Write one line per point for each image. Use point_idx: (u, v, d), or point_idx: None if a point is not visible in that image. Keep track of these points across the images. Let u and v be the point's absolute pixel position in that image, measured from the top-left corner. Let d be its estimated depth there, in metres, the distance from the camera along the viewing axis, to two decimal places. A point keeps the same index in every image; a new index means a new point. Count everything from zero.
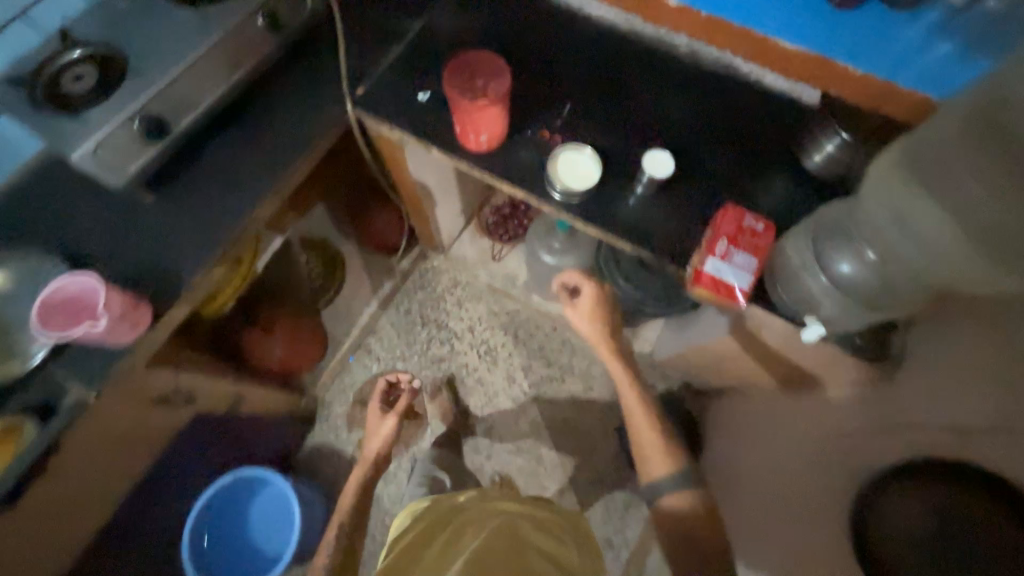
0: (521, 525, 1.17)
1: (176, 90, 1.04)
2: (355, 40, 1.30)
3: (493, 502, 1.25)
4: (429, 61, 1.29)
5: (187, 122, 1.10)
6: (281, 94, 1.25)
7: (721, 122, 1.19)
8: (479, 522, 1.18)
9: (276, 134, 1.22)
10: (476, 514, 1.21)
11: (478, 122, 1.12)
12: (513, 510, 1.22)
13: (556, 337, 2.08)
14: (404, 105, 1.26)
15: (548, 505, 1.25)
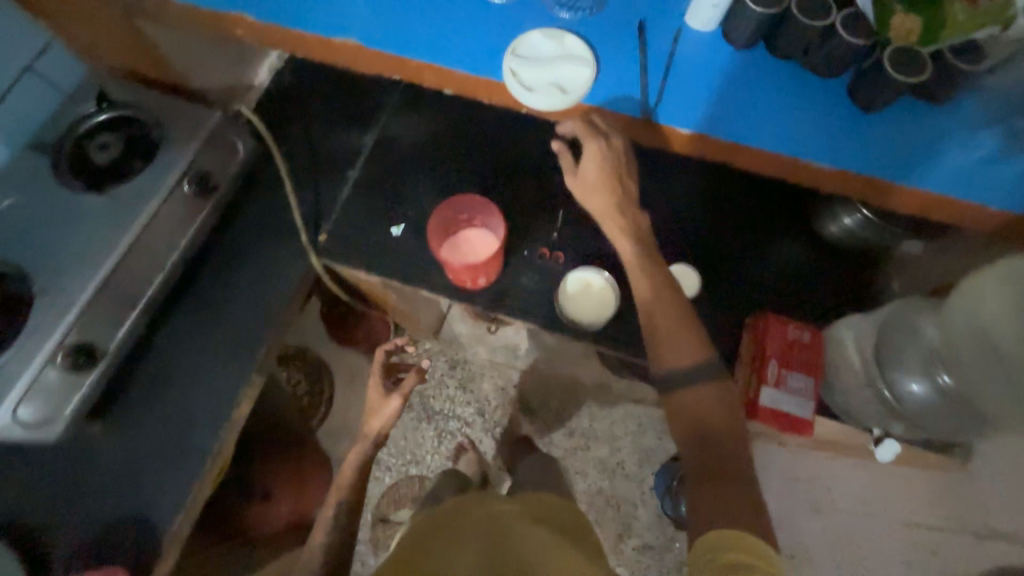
0: (520, 514, 0.83)
1: (97, 307, 0.87)
2: (305, 175, 1.13)
3: (492, 498, 0.89)
4: (393, 186, 1.13)
5: (119, 335, 0.91)
6: (231, 258, 1.07)
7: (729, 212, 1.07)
8: (483, 520, 0.82)
9: (233, 310, 1.05)
10: (476, 502, 0.87)
11: (481, 272, 0.97)
12: (511, 502, 0.87)
13: (573, 408, 1.90)
14: (375, 242, 1.09)
15: (559, 505, 0.89)
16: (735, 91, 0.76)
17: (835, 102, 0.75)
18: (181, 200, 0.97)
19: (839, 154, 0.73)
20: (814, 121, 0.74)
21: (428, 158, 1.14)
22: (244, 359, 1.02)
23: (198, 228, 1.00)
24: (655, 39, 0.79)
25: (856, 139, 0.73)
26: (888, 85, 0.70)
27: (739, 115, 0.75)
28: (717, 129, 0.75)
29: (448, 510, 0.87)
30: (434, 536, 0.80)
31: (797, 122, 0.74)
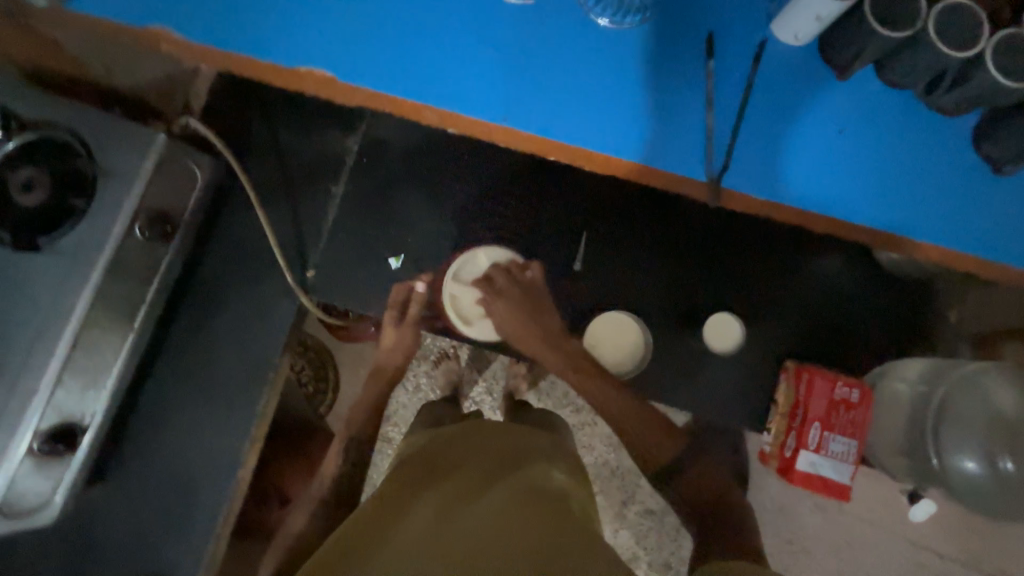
0: (531, 449, 0.69)
1: (67, 380, 0.76)
2: (281, 193, 0.95)
3: (496, 427, 0.73)
4: (384, 203, 0.95)
5: (100, 402, 0.82)
6: (209, 298, 0.94)
7: (752, 267, 0.93)
8: (469, 432, 0.72)
9: (220, 354, 0.94)
10: (481, 431, 0.72)
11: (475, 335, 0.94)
12: (529, 437, 0.72)
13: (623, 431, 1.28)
14: (371, 275, 0.95)
15: (564, 445, 0.77)
16: (828, 134, 0.62)
17: (947, 152, 0.62)
18: (136, 246, 0.81)
19: (935, 223, 0.62)
20: (916, 176, 0.62)
21: (426, 168, 0.95)
22: (238, 416, 0.93)
23: (163, 274, 0.87)
24: (726, 68, 0.62)
25: (961, 202, 0.62)
26: (1020, 146, 0.58)
27: (826, 167, 0.62)
28: (797, 185, 0.62)
29: (443, 438, 0.71)
30: (426, 469, 0.64)
31: (895, 177, 0.62)
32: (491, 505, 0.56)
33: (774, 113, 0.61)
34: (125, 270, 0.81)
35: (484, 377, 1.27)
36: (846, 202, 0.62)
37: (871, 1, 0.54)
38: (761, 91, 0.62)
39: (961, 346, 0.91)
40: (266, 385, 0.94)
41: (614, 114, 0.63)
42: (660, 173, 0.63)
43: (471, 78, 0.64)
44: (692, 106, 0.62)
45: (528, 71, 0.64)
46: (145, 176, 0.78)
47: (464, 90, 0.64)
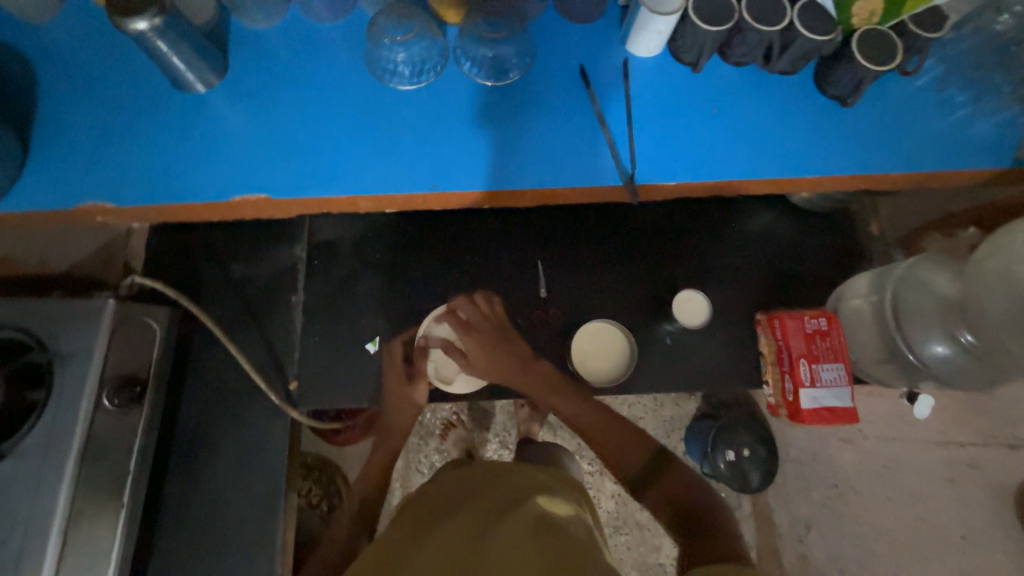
0: (523, 482, 0.73)
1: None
2: (244, 319, 0.96)
3: (491, 472, 0.78)
4: (346, 295, 0.97)
5: None
6: (198, 445, 0.91)
7: (696, 242, 1.01)
8: (466, 476, 0.78)
9: (220, 497, 0.90)
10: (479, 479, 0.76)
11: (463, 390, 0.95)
12: (527, 473, 0.76)
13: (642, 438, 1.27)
14: (354, 368, 0.95)
15: (561, 474, 0.81)
16: (706, 116, 0.72)
17: (802, 100, 0.73)
18: (109, 417, 0.78)
19: (818, 160, 0.72)
20: (786, 127, 0.72)
21: (377, 252, 0.99)
22: (259, 558, 0.87)
23: (144, 438, 0.83)
24: (604, 89, 0.72)
25: (830, 137, 0.72)
26: (852, 80, 0.69)
27: (715, 141, 0.71)
28: (697, 162, 0.71)
29: (447, 494, 0.76)
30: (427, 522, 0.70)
31: (770, 133, 0.72)
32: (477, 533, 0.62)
33: (656, 113, 0.71)
34: (104, 445, 0.78)
35: (495, 431, 1.25)
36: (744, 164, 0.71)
37: (693, 9, 0.66)
38: (639, 99, 0.72)
39: (894, 252, 1.01)
40: (278, 514, 0.89)
41: (527, 154, 0.70)
42: (583, 189, 0.71)
43: (393, 163, 0.70)
44: (589, 127, 0.71)
45: (442, 141, 0.71)
46: (100, 346, 0.78)
47: (392, 174, 0.70)
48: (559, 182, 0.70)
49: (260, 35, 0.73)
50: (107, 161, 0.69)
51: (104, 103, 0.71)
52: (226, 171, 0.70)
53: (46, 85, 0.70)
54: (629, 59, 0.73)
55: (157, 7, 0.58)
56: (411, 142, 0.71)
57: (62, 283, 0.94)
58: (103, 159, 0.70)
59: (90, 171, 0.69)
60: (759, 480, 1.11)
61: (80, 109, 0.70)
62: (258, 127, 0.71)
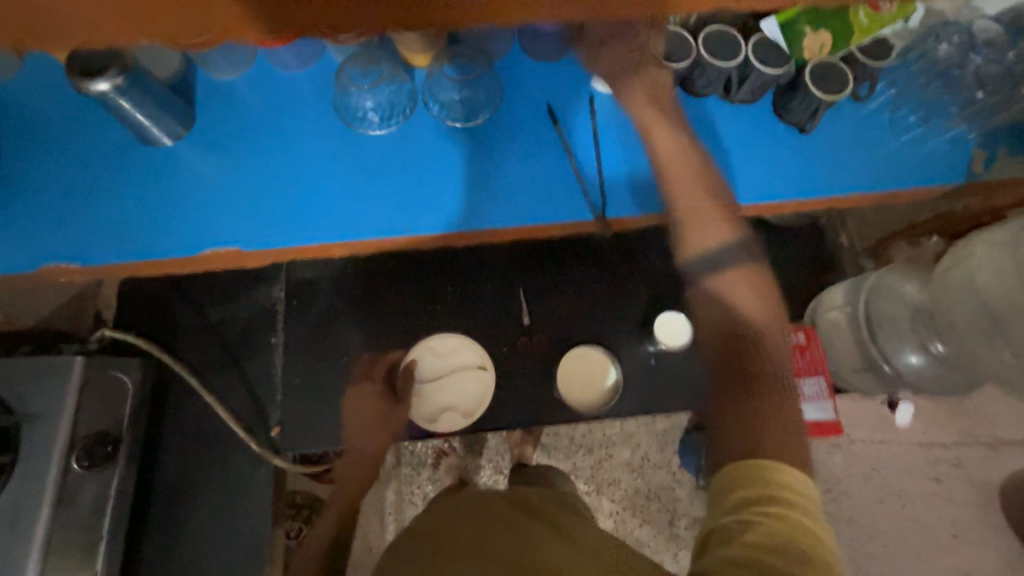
0: (523, 518, 0.66)
1: None
2: (224, 363, 0.94)
3: (479, 503, 0.71)
4: (328, 334, 0.96)
5: None
6: (178, 499, 0.87)
7: (676, 263, 1.02)
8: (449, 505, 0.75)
9: (202, 550, 0.86)
10: (469, 514, 0.69)
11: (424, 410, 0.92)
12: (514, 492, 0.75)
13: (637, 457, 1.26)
14: (338, 408, 0.93)
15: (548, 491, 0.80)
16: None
17: (752, 133, 0.80)
18: (80, 478, 0.76)
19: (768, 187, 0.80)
20: (738, 159, 0.80)
21: (357, 287, 0.98)
22: None
23: (117, 498, 0.80)
24: (569, 134, 0.78)
25: (778, 167, 0.81)
26: (806, 110, 0.77)
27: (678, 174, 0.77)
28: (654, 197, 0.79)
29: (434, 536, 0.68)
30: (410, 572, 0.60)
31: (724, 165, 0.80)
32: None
33: (616, 156, 0.79)
34: (77, 508, 0.75)
35: (487, 456, 1.21)
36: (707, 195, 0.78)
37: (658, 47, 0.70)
38: (603, 141, 0.79)
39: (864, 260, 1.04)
40: (264, 565, 0.87)
41: (504, 198, 0.77)
42: (551, 227, 0.78)
43: (379, 211, 0.75)
44: (559, 166, 0.78)
45: (425, 188, 0.76)
46: (70, 405, 0.76)
47: (380, 222, 0.75)
48: (534, 222, 0.77)
49: (232, 86, 0.75)
50: (85, 221, 0.70)
51: (78, 162, 0.71)
52: (212, 228, 0.73)
53: (13, 147, 0.70)
54: (591, 103, 0.79)
55: (119, 67, 0.60)
56: (394, 191, 0.76)
57: (35, 337, 0.91)
58: (83, 220, 0.71)
59: (71, 232, 0.70)
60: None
61: (51, 170, 0.70)
62: (234, 179, 0.73)
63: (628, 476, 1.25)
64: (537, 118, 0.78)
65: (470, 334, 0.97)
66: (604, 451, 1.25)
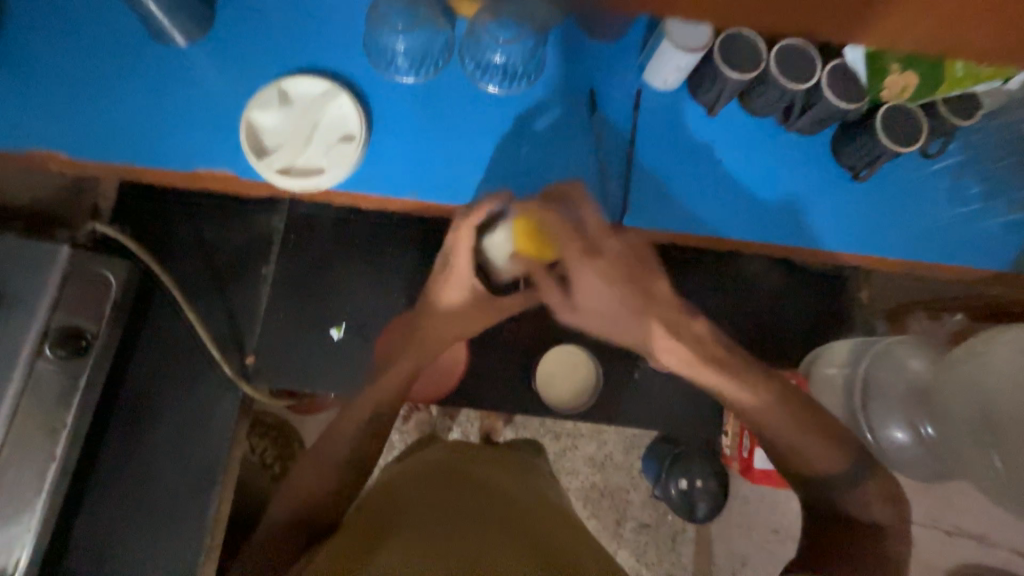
0: (493, 487, 0.72)
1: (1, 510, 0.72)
2: (211, 283, 0.93)
3: (461, 477, 0.73)
4: (319, 274, 0.94)
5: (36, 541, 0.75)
6: (145, 405, 0.88)
7: (685, 282, 0.98)
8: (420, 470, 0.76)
9: (160, 460, 0.87)
10: (448, 477, 0.72)
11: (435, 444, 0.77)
12: (493, 474, 0.76)
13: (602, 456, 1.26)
14: (315, 352, 0.93)
15: (527, 476, 0.80)
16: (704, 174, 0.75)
17: (801, 174, 0.76)
18: (50, 367, 0.76)
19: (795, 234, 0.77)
20: (777, 197, 0.77)
21: (355, 235, 0.95)
22: (189, 527, 0.86)
23: (86, 389, 0.79)
24: (609, 129, 0.75)
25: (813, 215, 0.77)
26: (865, 159, 0.72)
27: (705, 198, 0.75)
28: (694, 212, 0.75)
29: (407, 484, 0.72)
30: (399, 508, 0.64)
31: (760, 200, 0.76)
32: (460, 537, 0.57)
33: (656, 162, 0.74)
34: (41, 395, 0.75)
35: (458, 421, 1.20)
36: (731, 227, 0.76)
37: (718, 51, 0.66)
38: (641, 144, 0.74)
39: (875, 322, 0.99)
40: (215, 488, 0.87)
41: (528, 181, 0.74)
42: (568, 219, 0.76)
43: (399, 167, 0.74)
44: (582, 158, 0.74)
45: (452, 154, 0.74)
46: (50, 293, 0.76)
47: (399, 179, 0.74)
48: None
49: (266, 5, 0.73)
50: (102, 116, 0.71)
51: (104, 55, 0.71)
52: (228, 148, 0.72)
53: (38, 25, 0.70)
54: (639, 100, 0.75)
55: None
56: (418, 149, 0.73)
57: (23, 217, 0.88)
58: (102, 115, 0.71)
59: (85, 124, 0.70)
60: (706, 511, 1.17)
61: (83, 66, 0.72)
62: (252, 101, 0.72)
63: (588, 471, 1.25)
64: (573, 105, 0.75)
65: None
66: (571, 442, 1.25)
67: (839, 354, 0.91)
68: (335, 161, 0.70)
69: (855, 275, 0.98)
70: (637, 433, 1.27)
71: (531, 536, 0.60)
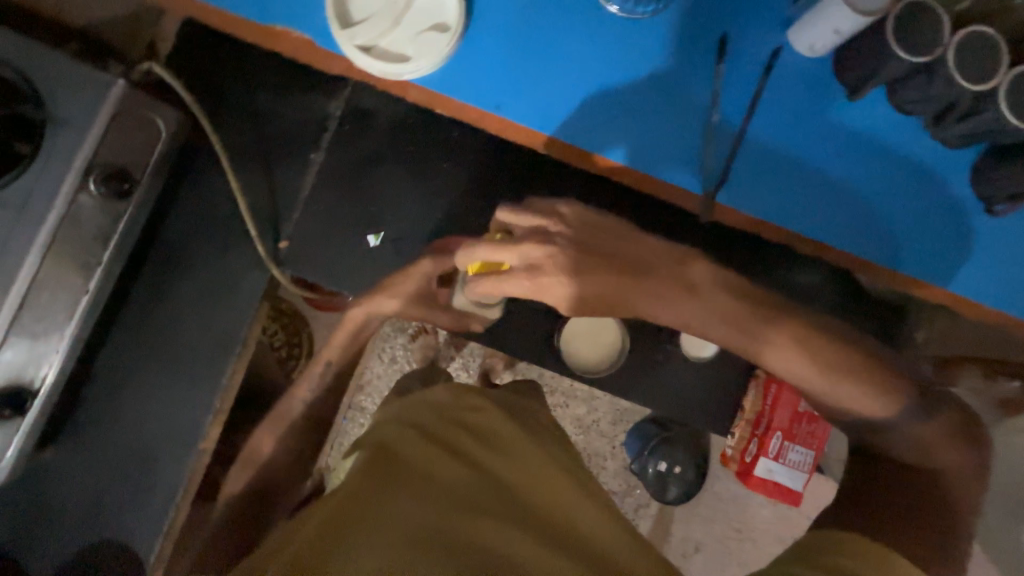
0: (496, 437, 0.68)
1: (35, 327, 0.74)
2: (256, 156, 0.90)
3: (464, 433, 0.67)
4: (368, 174, 0.91)
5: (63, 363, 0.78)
6: (176, 263, 0.89)
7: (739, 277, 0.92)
8: (419, 418, 0.69)
9: (183, 318, 0.89)
10: (450, 433, 0.66)
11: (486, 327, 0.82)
12: (501, 426, 0.70)
13: (589, 420, 1.21)
14: (349, 252, 0.91)
15: (537, 426, 0.76)
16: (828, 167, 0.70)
17: (927, 193, 0.71)
18: (92, 201, 0.75)
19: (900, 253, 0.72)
20: (893, 209, 0.71)
21: (411, 143, 0.91)
22: (201, 387, 0.88)
23: (123, 234, 0.80)
24: (729, 91, 0.67)
25: (926, 238, 0.72)
26: (1009, 189, 0.66)
27: (820, 191, 0.70)
28: (798, 200, 0.70)
29: (398, 427, 0.68)
30: (387, 461, 0.61)
31: (875, 208, 0.71)
32: (448, 509, 0.54)
33: (781, 138, 0.68)
34: (80, 227, 0.75)
35: (461, 354, 1.18)
36: (837, 230, 0.71)
37: (893, 23, 0.58)
38: (766, 116, 0.68)
39: (921, 365, 0.94)
40: (231, 357, 0.89)
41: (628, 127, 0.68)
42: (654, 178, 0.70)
43: (504, 74, 0.67)
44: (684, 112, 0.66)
45: (560, 76, 0.67)
46: (99, 125, 0.73)
47: (501, 87, 0.67)
48: (650, 165, 0.69)
49: None
50: None
51: None
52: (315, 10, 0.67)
53: None
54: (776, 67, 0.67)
55: None
56: (524, 58, 0.67)
57: (85, 41, 0.84)
58: None
59: None
60: (676, 495, 1.19)
61: None
62: None
63: (573, 431, 1.21)
64: (691, 52, 0.67)
65: None
66: (562, 399, 1.19)
67: None
68: (417, 48, 0.64)
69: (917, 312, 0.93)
70: (629, 406, 1.21)
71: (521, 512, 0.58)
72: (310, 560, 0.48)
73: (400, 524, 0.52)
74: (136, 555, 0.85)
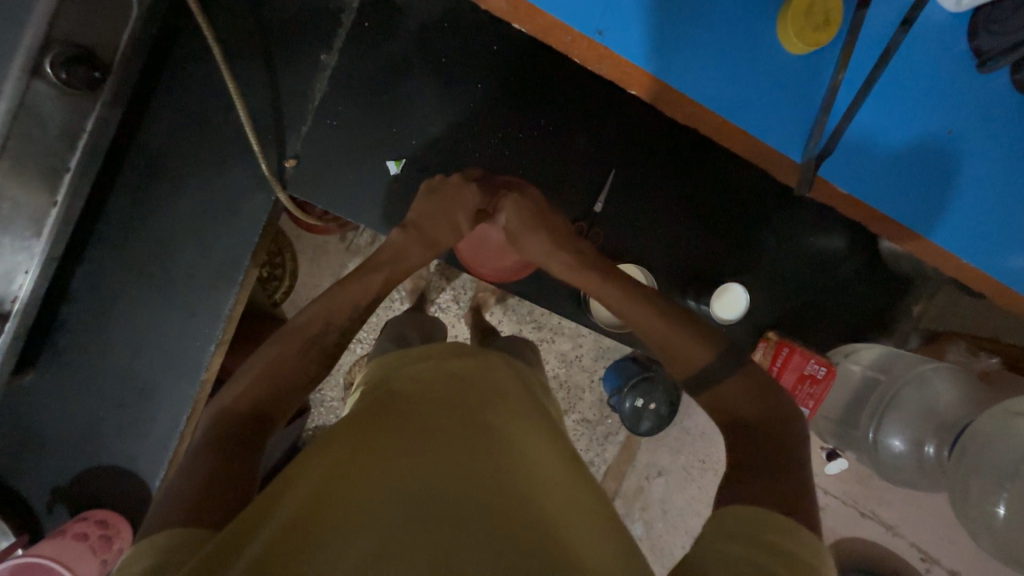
0: (495, 391, 0.60)
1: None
2: (256, 51, 0.75)
3: (458, 392, 0.58)
4: (390, 85, 0.78)
5: (35, 283, 0.67)
6: (159, 172, 0.76)
7: (763, 235, 0.93)
8: (407, 381, 0.60)
9: (171, 239, 0.78)
10: (443, 394, 0.58)
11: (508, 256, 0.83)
12: (499, 381, 0.62)
13: (576, 356, 1.22)
14: (362, 175, 0.80)
15: (530, 382, 0.68)
16: (916, 123, 0.63)
17: None
18: (52, 91, 0.60)
19: (918, 213, 0.66)
20: (997, 203, 0.66)
21: (444, 55, 0.79)
22: (202, 317, 0.80)
23: (93, 137, 0.66)
24: (857, 47, 0.60)
25: (1014, 232, 0.66)
26: None
27: (924, 185, 0.65)
28: (892, 171, 0.65)
29: (392, 387, 0.60)
30: (379, 425, 0.54)
31: (980, 199, 0.65)
32: (446, 478, 0.47)
33: (902, 111, 0.62)
34: (42, 123, 0.60)
35: (453, 285, 1.15)
36: (877, 172, 0.65)
37: None
38: (892, 62, 0.61)
39: (910, 337, 0.99)
40: (234, 287, 0.79)
41: (738, 69, 0.61)
42: (735, 135, 0.66)
43: None
44: (774, 62, 0.61)
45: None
46: None
47: (620, 7, 0.58)
48: (735, 118, 0.62)
49: None
50: None
51: None
52: None
53: None
54: (914, 26, 0.60)
55: None
56: None
57: None
58: None
59: None
60: (645, 431, 1.10)
61: None
62: None
63: (556, 364, 1.21)
64: None
65: (533, 179, 0.84)
66: (550, 334, 1.21)
67: (866, 361, 0.94)
68: None
69: (912, 284, 0.98)
70: (613, 345, 1.23)
71: (523, 466, 0.50)
72: (294, 535, 0.42)
73: (392, 512, 0.44)
74: (131, 480, 0.81)
